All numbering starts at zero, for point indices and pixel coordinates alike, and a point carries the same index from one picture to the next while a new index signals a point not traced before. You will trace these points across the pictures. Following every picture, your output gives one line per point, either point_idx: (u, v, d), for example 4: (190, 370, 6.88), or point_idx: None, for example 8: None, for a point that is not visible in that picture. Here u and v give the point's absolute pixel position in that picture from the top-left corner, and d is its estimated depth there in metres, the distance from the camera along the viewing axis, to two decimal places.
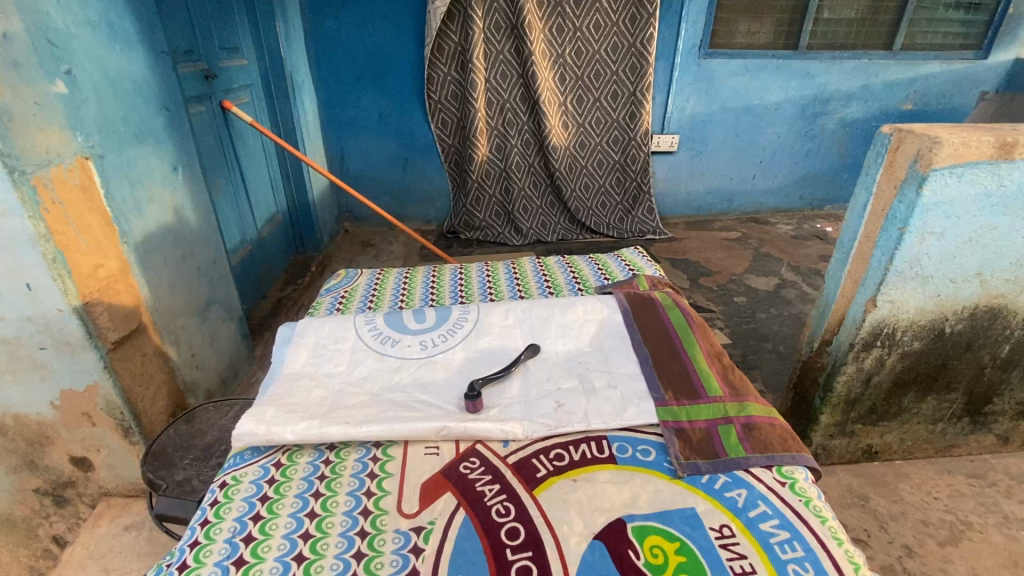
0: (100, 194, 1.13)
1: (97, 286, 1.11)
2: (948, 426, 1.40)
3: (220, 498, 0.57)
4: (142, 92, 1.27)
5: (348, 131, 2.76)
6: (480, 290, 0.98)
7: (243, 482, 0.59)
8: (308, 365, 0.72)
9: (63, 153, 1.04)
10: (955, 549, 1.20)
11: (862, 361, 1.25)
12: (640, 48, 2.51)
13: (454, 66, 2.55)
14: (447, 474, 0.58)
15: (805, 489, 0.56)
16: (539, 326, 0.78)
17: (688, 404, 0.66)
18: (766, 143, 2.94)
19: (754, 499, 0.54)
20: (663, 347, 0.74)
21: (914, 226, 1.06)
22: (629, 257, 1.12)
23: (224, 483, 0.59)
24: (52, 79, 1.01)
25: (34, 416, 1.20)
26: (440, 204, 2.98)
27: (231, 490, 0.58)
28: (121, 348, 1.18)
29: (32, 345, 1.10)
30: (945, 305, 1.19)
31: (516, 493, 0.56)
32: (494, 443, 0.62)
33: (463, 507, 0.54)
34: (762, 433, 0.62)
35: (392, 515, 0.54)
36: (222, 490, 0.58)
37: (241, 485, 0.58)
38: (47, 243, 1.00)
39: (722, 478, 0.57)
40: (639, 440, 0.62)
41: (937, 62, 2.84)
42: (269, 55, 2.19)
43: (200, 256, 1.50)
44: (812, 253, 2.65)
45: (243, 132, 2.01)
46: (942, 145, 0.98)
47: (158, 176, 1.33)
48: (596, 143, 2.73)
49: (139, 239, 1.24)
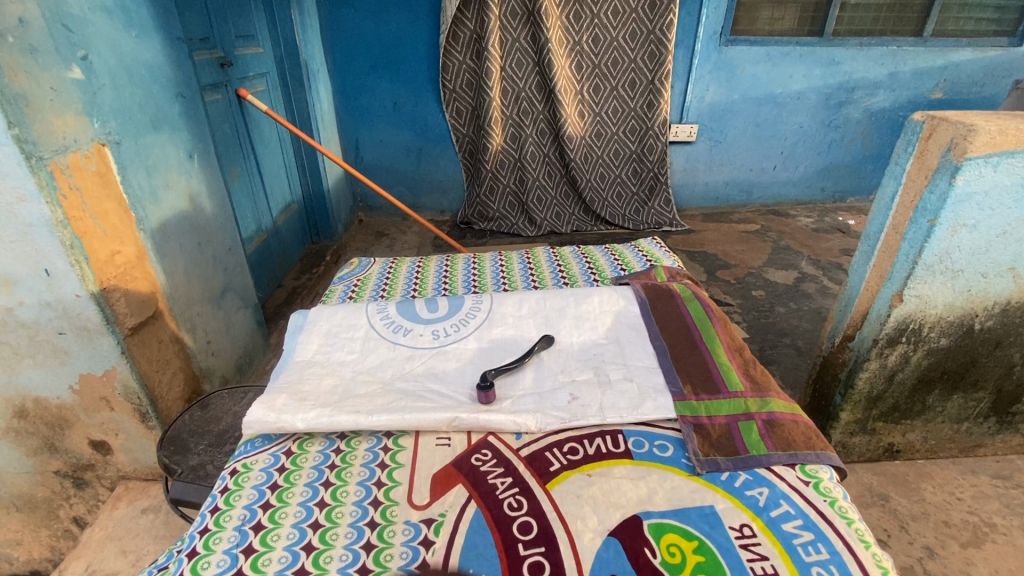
0: (116, 180, 1.14)
1: (114, 272, 1.12)
2: (973, 425, 1.35)
3: (230, 485, 0.57)
4: (158, 80, 1.27)
5: (363, 121, 2.75)
6: (492, 279, 0.97)
7: (253, 469, 0.58)
8: (319, 353, 0.71)
9: (80, 138, 1.04)
10: (978, 551, 1.16)
11: (885, 357, 1.21)
12: (660, 34, 2.45)
13: (469, 54, 2.52)
14: (458, 466, 0.57)
15: (830, 489, 0.53)
16: (554, 316, 0.76)
17: (707, 399, 0.63)
18: (787, 133, 2.87)
19: (776, 498, 0.52)
20: (682, 340, 0.72)
21: (945, 217, 1.02)
22: (646, 247, 1.09)
23: (234, 471, 0.58)
24: (68, 65, 1.01)
25: (54, 400, 1.22)
26: (453, 194, 2.96)
27: (241, 477, 0.57)
28: (138, 334, 1.20)
29: (52, 330, 1.11)
30: (976, 301, 1.14)
31: (528, 486, 0.54)
32: (507, 435, 0.61)
33: (474, 500, 0.53)
34: (785, 430, 0.59)
35: (403, 507, 0.53)
36: (232, 477, 0.57)
37: (251, 473, 0.58)
38: (64, 228, 1.01)
39: (742, 475, 0.55)
40: (657, 435, 0.60)
41: (969, 49, 2.74)
42: (285, 45, 2.19)
43: (216, 244, 1.51)
44: (833, 247, 2.59)
45: (258, 121, 2.02)
46: (977, 132, 0.94)
47: (174, 163, 1.34)
48: (613, 133, 2.69)
49: (155, 226, 1.25)
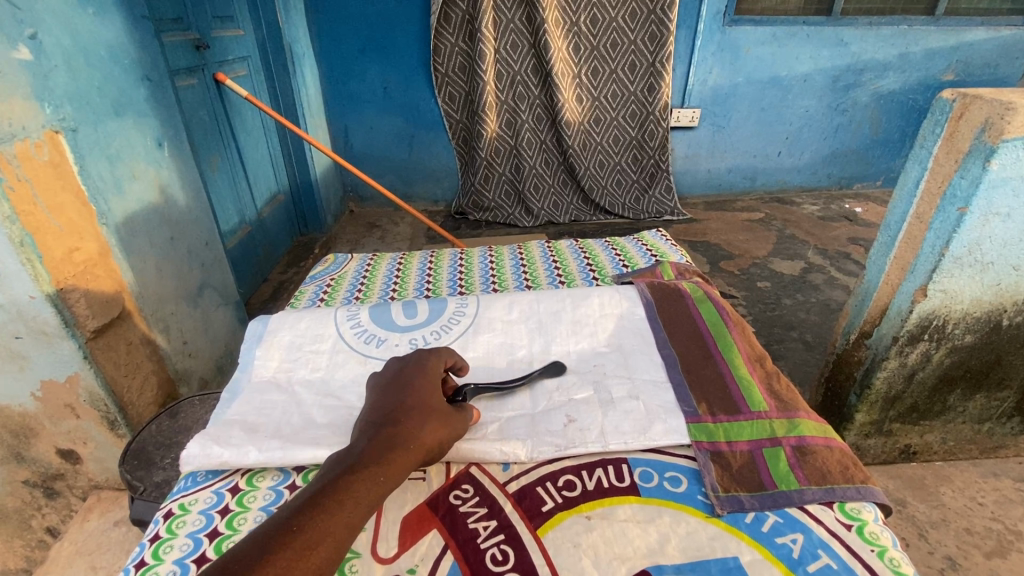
0: (72, 170, 1.04)
1: (73, 271, 1.03)
2: (995, 425, 1.28)
3: (162, 533, 0.48)
4: (120, 61, 1.18)
5: (351, 107, 2.64)
6: (481, 279, 0.88)
7: (191, 512, 0.50)
8: (280, 370, 0.64)
9: (27, 125, 0.95)
10: (1004, 562, 1.09)
11: (905, 356, 1.13)
12: (661, 14, 2.34)
13: (462, 36, 2.41)
14: (434, 506, 0.49)
15: (876, 535, 0.45)
16: (548, 322, 0.68)
17: (726, 421, 0.55)
18: (793, 118, 2.77)
19: (812, 547, 0.44)
20: (694, 348, 0.64)
21: (977, 205, 0.93)
22: (649, 240, 1.00)
23: (169, 514, 0.50)
24: (14, 43, 0.92)
25: (17, 408, 1.14)
26: (447, 183, 2.86)
27: (175, 523, 0.49)
28: (103, 337, 1.11)
29: (7, 334, 1.03)
30: (1005, 295, 1.06)
31: (515, 532, 0.46)
32: (493, 466, 0.52)
33: (451, 551, 0.45)
34: (819, 458, 0.51)
35: (364, 560, 0.44)
36: (166, 522, 0.49)
37: (188, 516, 0.50)
38: (12, 224, 0.92)
39: (771, 517, 0.46)
40: (667, 465, 0.52)
41: (983, 29, 2.64)
42: (267, 26, 2.08)
43: (191, 238, 1.42)
44: (840, 236, 2.50)
45: (239, 107, 1.91)
46: (1016, 111, 0.85)
47: (141, 151, 1.24)
48: (612, 119, 2.59)
49: (120, 220, 1.16)
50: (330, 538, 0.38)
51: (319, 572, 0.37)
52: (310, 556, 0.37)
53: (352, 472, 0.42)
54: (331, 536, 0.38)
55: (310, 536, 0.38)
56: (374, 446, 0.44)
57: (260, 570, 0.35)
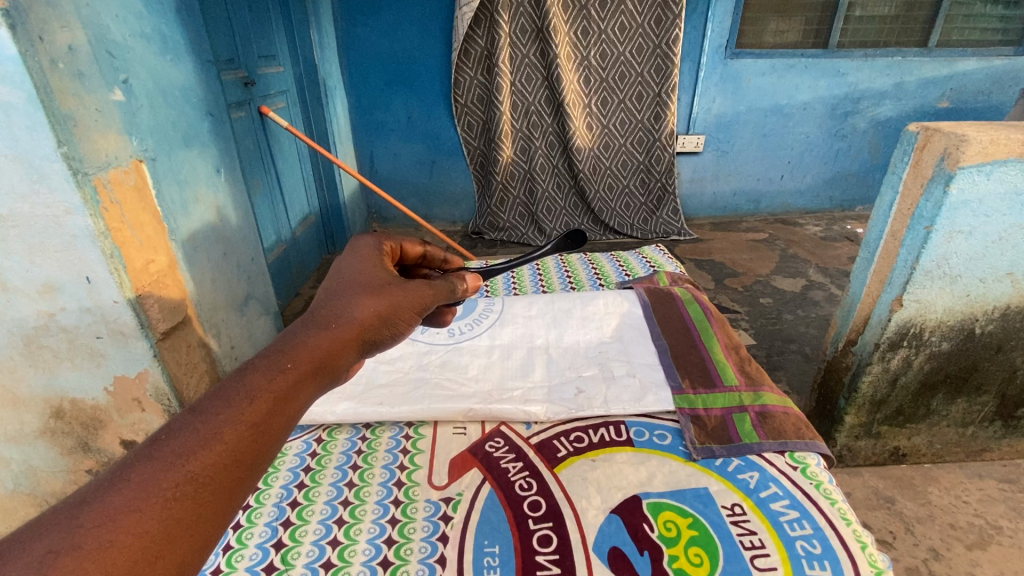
0: (151, 193, 1.21)
1: (148, 280, 1.19)
2: (979, 429, 1.37)
3: (318, 450, 0.69)
4: (189, 99, 1.36)
5: (377, 135, 2.83)
6: (503, 285, 1.04)
7: (339, 439, 0.70)
8: None
9: (120, 156, 1.12)
10: (984, 553, 1.18)
11: (888, 361, 1.24)
12: (666, 48, 2.50)
13: (479, 69, 2.60)
14: (473, 452, 0.65)
15: (816, 473, 0.60)
16: (561, 317, 0.86)
17: (704, 393, 0.70)
18: (794, 143, 2.90)
19: (765, 480, 0.59)
20: (682, 340, 0.79)
21: (941, 225, 1.05)
22: (650, 254, 1.14)
23: (321, 438, 0.70)
24: (111, 87, 1.09)
25: (90, 401, 1.27)
26: (464, 205, 3.03)
27: (329, 445, 0.69)
28: (169, 338, 1.26)
29: (89, 334, 1.17)
30: (976, 306, 1.17)
31: (538, 469, 0.62)
32: (517, 425, 0.69)
33: (489, 481, 0.61)
34: (776, 421, 0.66)
35: (424, 487, 0.62)
36: (320, 444, 0.69)
37: (337, 442, 0.70)
38: (105, 239, 1.07)
39: (734, 461, 0.62)
40: (656, 425, 0.68)
41: (975, 59, 2.77)
42: (304, 63, 2.29)
43: (240, 254, 1.59)
44: (841, 255, 2.62)
45: (279, 136, 2.11)
46: (970, 142, 0.97)
47: (203, 177, 1.42)
48: (620, 145, 2.75)
49: (185, 237, 1.32)
50: (222, 438, 0.40)
51: (200, 472, 0.38)
52: (193, 459, 0.38)
53: (253, 378, 0.45)
54: (223, 435, 0.40)
55: (184, 445, 0.39)
56: (274, 354, 0.48)
57: (125, 478, 0.36)
